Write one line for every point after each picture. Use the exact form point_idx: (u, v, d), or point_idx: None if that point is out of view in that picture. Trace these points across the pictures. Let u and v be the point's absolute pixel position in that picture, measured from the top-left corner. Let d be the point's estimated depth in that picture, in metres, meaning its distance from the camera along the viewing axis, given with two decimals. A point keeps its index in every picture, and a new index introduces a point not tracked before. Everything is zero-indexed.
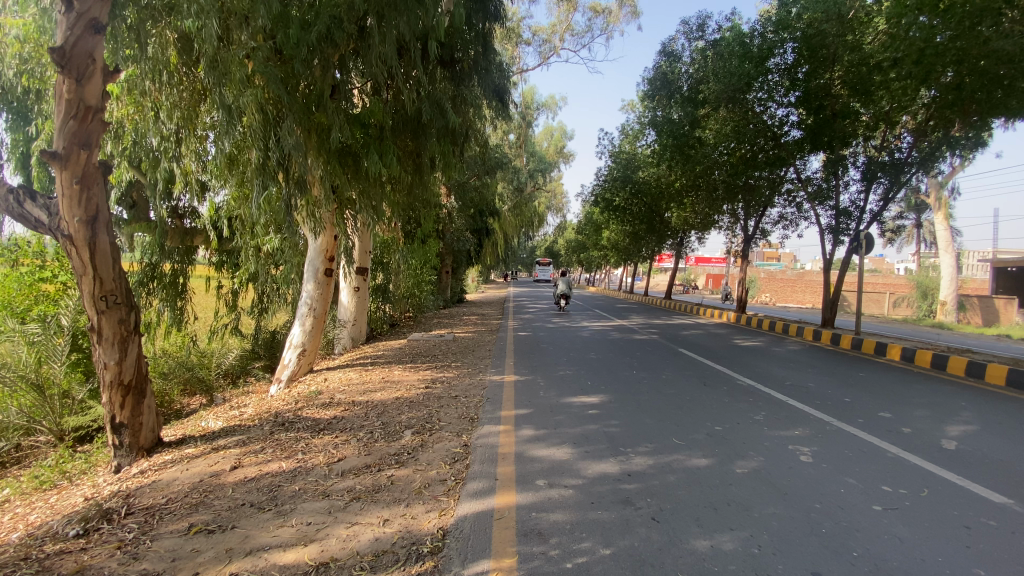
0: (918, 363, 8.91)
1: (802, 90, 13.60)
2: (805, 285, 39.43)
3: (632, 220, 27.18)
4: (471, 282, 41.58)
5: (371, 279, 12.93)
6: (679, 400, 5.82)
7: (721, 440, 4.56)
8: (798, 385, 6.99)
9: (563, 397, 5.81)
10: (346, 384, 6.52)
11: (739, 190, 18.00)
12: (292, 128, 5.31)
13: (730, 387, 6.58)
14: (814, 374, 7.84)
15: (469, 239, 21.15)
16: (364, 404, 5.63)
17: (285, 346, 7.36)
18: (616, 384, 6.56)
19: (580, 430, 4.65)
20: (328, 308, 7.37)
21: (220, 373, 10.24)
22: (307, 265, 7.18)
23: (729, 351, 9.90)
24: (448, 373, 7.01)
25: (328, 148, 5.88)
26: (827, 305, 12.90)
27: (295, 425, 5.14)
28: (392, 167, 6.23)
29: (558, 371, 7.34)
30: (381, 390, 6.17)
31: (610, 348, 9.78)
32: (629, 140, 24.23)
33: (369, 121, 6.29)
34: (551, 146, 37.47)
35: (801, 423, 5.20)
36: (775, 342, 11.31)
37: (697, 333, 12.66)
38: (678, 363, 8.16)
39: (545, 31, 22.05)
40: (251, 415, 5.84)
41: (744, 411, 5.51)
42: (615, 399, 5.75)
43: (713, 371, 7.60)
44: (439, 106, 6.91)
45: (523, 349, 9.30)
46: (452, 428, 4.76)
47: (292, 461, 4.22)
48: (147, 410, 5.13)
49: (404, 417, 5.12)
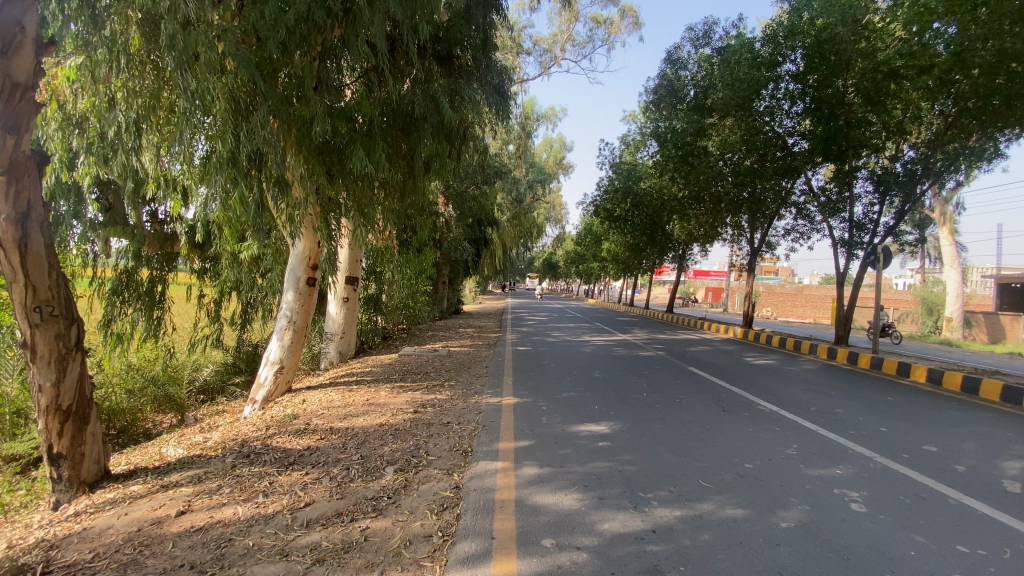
0: (947, 386, 8.26)
1: (813, 99, 13.15)
2: (806, 300, 38.93)
3: (633, 232, 26.71)
4: (468, 294, 40.96)
5: (362, 289, 12.30)
6: (698, 430, 5.18)
7: (755, 482, 3.91)
8: (825, 412, 6.35)
9: (568, 425, 5.18)
10: (325, 407, 5.84)
11: (744, 201, 17.49)
12: (266, 119, 4.70)
13: (752, 414, 5.95)
14: (839, 398, 7.21)
15: (467, 249, 19.74)
16: (343, 432, 4.96)
17: (261, 362, 6.67)
18: (626, 409, 5.92)
19: (590, 469, 3.99)
20: (309, 320, 6.72)
21: (192, 391, 9.54)
22: (288, 273, 6.57)
23: (742, 371, 9.26)
24: (439, 395, 6.33)
25: (310, 144, 5.28)
26: (840, 321, 12.29)
27: (262, 457, 4.46)
28: (380, 166, 5.59)
29: (562, 392, 6.70)
30: (364, 415, 5.49)
31: (616, 366, 9.14)
32: (630, 150, 23.86)
33: (356, 115, 5.64)
34: (551, 157, 37.12)
35: (840, 459, 4.57)
36: (788, 361, 10.70)
37: (704, 349, 12.04)
38: (690, 385, 7.54)
39: (546, 41, 21.76)
40: (216, 443, 5.14)
41: (772, 444, 4.87)
42: (626, 428, 5.11)
43: (729, 394, 6.97)
44: (434, 101, 6.25)
45: (522, 366, 8.65)
46: (441, 464, 4.10)
47: (250, 506, 3.54)
48: (91, 438, 4.42)
49: (387, 449, 4.45)
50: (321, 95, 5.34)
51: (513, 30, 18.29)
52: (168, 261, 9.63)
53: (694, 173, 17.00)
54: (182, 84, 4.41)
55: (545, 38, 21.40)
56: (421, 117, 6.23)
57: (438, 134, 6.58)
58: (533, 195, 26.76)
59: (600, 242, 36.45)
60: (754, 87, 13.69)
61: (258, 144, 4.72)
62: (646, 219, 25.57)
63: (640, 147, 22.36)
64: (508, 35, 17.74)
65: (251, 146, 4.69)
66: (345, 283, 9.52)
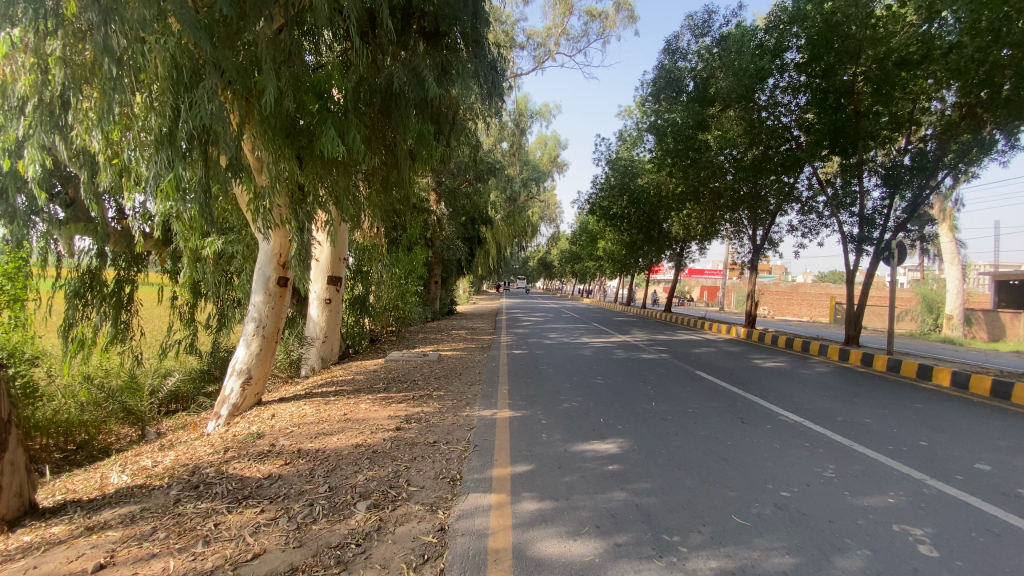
0: (975, 391, 7.67)
1: (820, 89, 12.56)
2: (802, 298, 38.51)
3: (630, 229, 26.14)
4: (462, 293, 40.29)
5: (346, 289, 11.55)
6: (721, 449, 4.54)
7: (799, 518, 3.28)
8: (853, 422, 5.74)
9: (572, 444, 4.52)
10: (296, 423, 5.15)
11: (744, 197, 17.01)
12: (211, 89, 4.01)
13: (776, 427, 5.33)
14: (864, 406, 6.60)
15: (460, 248, 18.99)
16: (312, 455, 4.29)
17: (226, 372, 5.95)
18: (636, 423, 5.28)
19: (602, 504, 3.34)
20: (280, 325, 6.04)
21: (154, 402, 8.80)
22: (256, 273, 5.87)
23: (753, 374, 8.66)
24: (426, 407, 5.64)
25: (274, 122, 4.62)
26: (851, 320, 11.75)
27: (212, 489, 3.77)
28: (354, 148, 4.82)
29: (563, 402, 6.05)
30: (338, 433, 4.80)
31: (619, 370, 8.52)
32: (626, 146, 23.30)
33: (327, 92, 4.84)
34: (545, 155, 36.50)
35: (888, 484, 3.95)
36: (799, 363, 10.09)
37: (709, 351, 11.44)
38: (702, 392, 6.91)
39: (539, 34, 21.15)
40: (166, 467, 4.45)
41: (807, 466, 4.24)
42: (639, 448, 4.47)
43: (747, 403, 6.34)
44: (417, 75, 5.49)
45: (518, 372, 7.99)
46: (423, 499, 3.44)
47: (184, 558, 2.85)
48: (9, 468, 3.72)
49: (360, 478, 3.78)
50: (286, 66, 4.67)
51: (507, 22, 17.67)
52: (139, 261, 8.93)
53: (694, 167, 16.36)
54: (103, 44, 3.69)
55: (539, 32, 20.77)
56: (403, 91, 5.50)
57: (423, 112, 5.86)
58: (528, 193, 26.14)
59: (596, 242, 35.83)
60: (759, 76, 13.03)
61: (204, 119, 4.06)
62: (642, 216, 24.96)
63: (637, 142, 21.84)
64: (502, 27, 17.12)
65: (196, 122, 4.03)
66: (327, 283, 8.88)
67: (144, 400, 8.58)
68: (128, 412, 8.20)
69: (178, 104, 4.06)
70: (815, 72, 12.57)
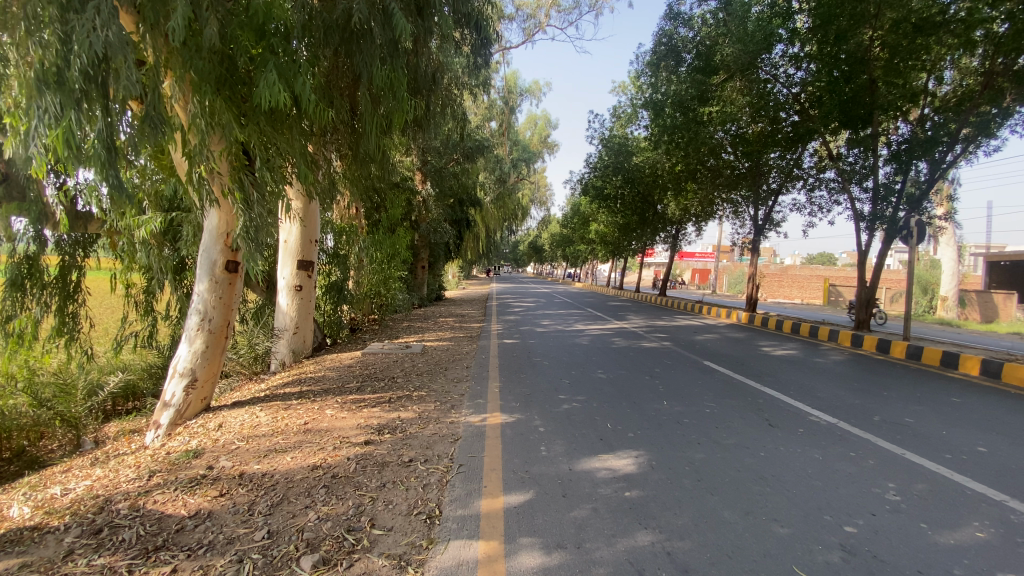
0: (1009, 381, 7.00)
1: (830, 56, 11.62)
2: (792, 280, 38.08)
3: (623, 211, 25.29)
4: (451, 278, 39.37)
5: (321, 274, 10.58)
6: (757, 467, 3.77)
7: (878, 569, 2.53)
8: (895, 425, 5.00)
9: (577, 461, 3.72)
10: (246, 436, 4.29)
11: (744, 175, 16.22)
12: (106, 10, 3.10)
13: (811, 433, 4.60)
14: (899, 402, 5.89)
15: (448, 231, 18.01)
16: (257, 482, 3.45)
17: (167, 375, 5.00)
18: (650, 429, 4.50)
19: (622, 552, 2.58)
20: (231, 318, 5.13)
21: (88, 407, 7.44)
22: (200, 255, 4.93)
23: (767, 364, 7.95)
24: (403, 413, 4.79)
25: (199, 60, 3.66)
26: (861, 304, 11.09)
27: (119, 536, 2.91)
28: (303, 95, 3.87)
29: (562, 403, 5.26)
30: (293, 450, 3.94)
31: (622, 361, 7.75)
32: (620, 124, 22.33)
33: (269, 26, 3.87)
34: (536, 136, 35.37)
35: (966, 510, 3.22)
36: (811, 350, 9.39)
37: (712, 338, 10.73)
38: (717, 386, 6.18)
39: (530, 5, 19.94)
40: (76, 499, 3.57)
41: (863, 487, 3.51)
42: (659, 465, 3.70)
43: (771, 400, 5.59)
44: (385, 10, 4.56)
45: (511, 366, 7.19)
46: (390, 550, 2.62)
47: None
48: None
49: (311, 519, 2.94)
50: None
51: None
52: (89, 242, 7.67)
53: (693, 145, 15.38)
54: None
55: (529, 2, 19.57)
56: (365, 29, 4.59)
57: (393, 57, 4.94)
58: (518, 174, 25.19)
59: (588, 224, 34.93)
60: (766, 43, 12.02)
61: (98, 51, 3.11)
62: (637, 197, 24.10)
63: (632, 118, 20.91)
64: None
65: (89, 55, 3.10)
66: (297, 267, 7.96)
67: (77, 406, 7.28)
68: (59, 419, 6.80)
69: (67, 35, 3.14)
70: (826, 36, 11.52)
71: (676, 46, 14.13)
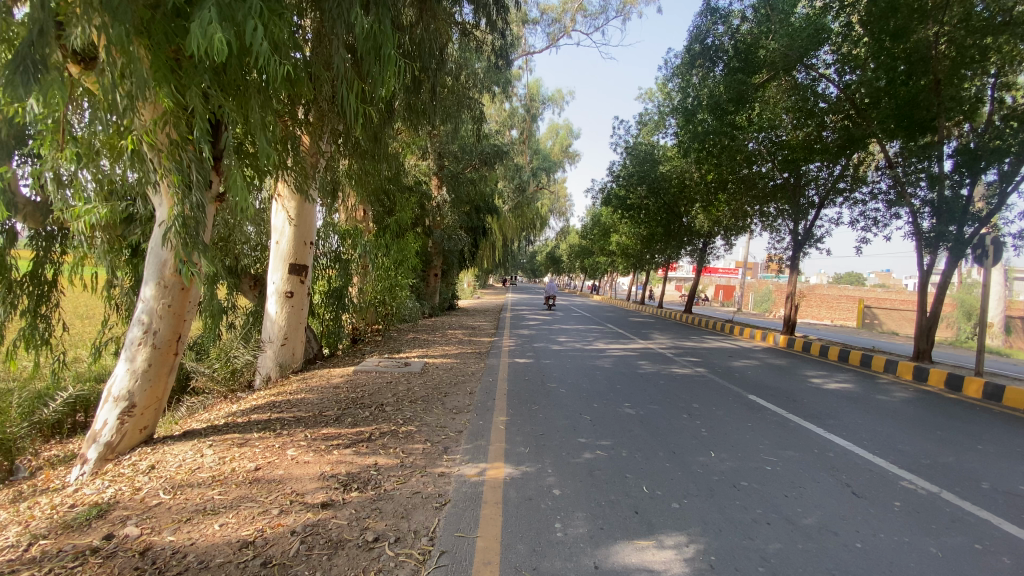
0: None
1: (881, 58, 10.44)
2: (820, 299, 36.24)
3: (647, 223, 24.14)
4: (466, 288, 38.46)
5: (320, 280, 9.74)
6: (859, 570, 2.70)
7: None
8: (1016, 498, 3.84)
9: (605, 552, 2.68)
10: (175, 485, 3.36)
11: (781, 186, 14.98)
12: None
13: (912, 511, 3.49)
14: (1006, 460, 4.67)
15: (462, 239, 17.12)
16: (156, 567, 2.47)
17: (101, 399, 4.13)
18: (700, 499, 3.42)
19: None
20: (182, 332, 4.24)
21: (40, 424, 6.54)
22: (148, 256, 4.06)
23: (821, 399, 6.78)
24: (381, 459, 3.80)
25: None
26: (920, 332, 9.78)
27: None
28: (253, 41, 3.02)
29: (583, 450, 4.22)
30: (227, 513, 2.97)
31: (652, 391, 6.66)
32: (647, 131, 21.37)
33: None
34: (557, 144, 34.48)
35: None
36: (868, 383, 8.17)
37: (749, 363, 9.56)
38: (771, 430, 5.08)
39: (555, 9, 19.18)
40: None
41: None
42: (719, 563, 2.64)
43: (844, 455, 4.48)
44: None
45: (522, 393, 6.19)
46: None
47: None
48: None
49: None
50: None
51: None
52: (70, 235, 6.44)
53: (727, 152, 14.21)
54: None
55: (554, 6, 18.79)
56: None
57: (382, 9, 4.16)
58: (537, 182, 24.30)
59: (609, 236, 33.84)
60: (816, 40, 10.87)
61: None
62: (662, 208, 22.95)
63: (659, 126, 19.92)
64: None
65: None
66: (288, 271, 7.11)
67: (26, 422, 6.37)
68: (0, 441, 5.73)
69: None
70: (881, 33, 10.25)
71: (711, 45, 12.89)
